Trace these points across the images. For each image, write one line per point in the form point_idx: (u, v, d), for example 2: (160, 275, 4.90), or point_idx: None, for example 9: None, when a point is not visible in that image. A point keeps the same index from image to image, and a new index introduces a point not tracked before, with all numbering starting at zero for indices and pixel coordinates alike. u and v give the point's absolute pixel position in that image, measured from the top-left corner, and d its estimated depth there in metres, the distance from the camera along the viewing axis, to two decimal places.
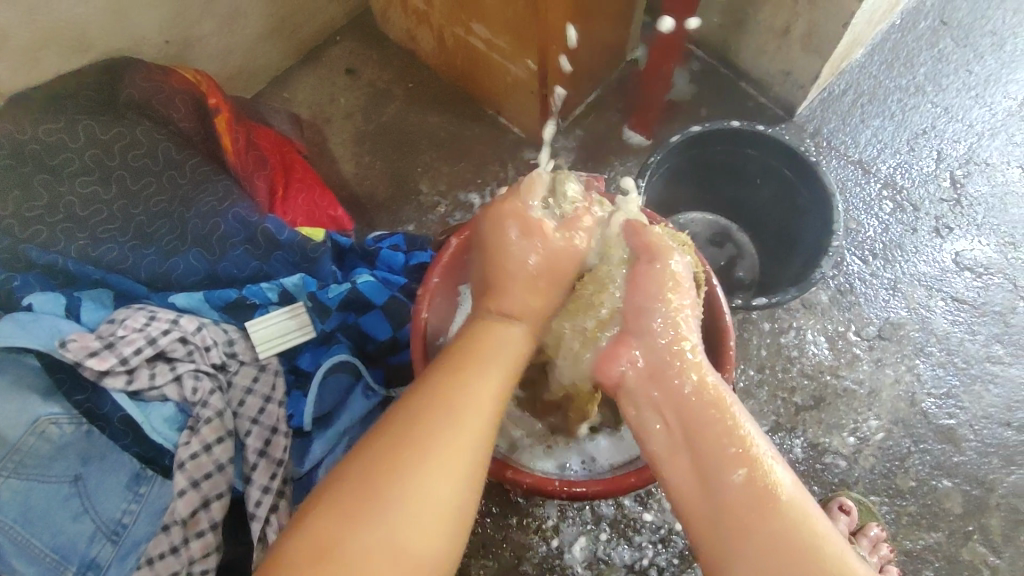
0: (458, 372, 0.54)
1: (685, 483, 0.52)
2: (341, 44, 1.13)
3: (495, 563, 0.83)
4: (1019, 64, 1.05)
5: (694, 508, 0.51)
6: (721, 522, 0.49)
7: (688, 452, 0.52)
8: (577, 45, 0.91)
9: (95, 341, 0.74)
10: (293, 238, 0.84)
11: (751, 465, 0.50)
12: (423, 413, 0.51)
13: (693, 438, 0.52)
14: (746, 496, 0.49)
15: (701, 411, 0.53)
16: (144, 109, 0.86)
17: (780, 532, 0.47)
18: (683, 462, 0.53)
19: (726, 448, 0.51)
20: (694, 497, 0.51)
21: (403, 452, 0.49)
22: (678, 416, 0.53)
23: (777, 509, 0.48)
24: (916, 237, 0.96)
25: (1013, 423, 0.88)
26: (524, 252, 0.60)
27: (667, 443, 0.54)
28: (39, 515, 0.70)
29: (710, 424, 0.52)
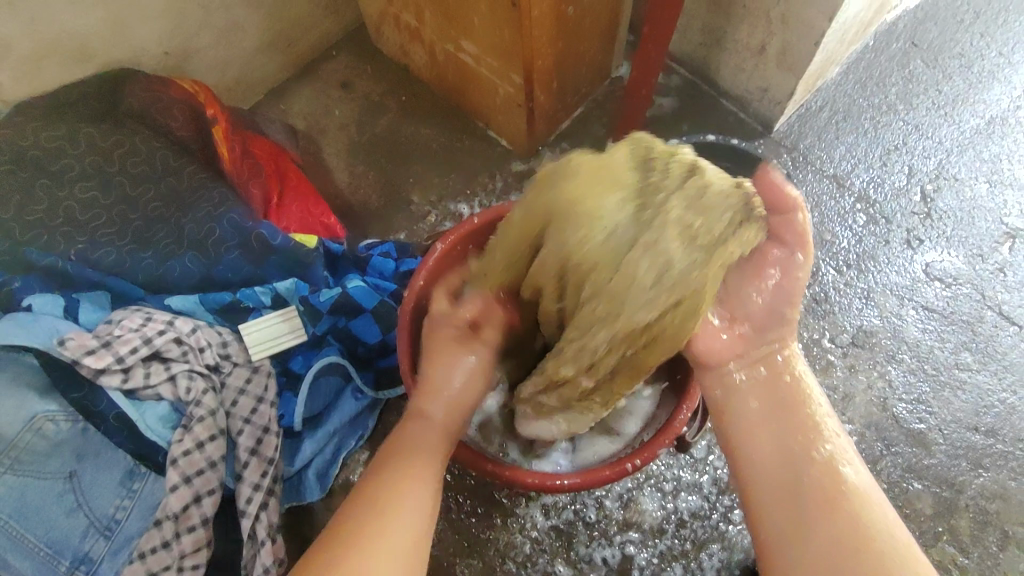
0: (404, 447, 0.58)
1: (767, 456, 0.53)
2: (337, 58, 1.17)
3: (480, 562, 0.85)
4: (986, 84, 1.10)
5: (777, 483, 0.52)
6: (805, 499, 0.50)
7: (779, 422, 0.54)
8: (559, 60, 0.94)
9: (93, 340, 0.76)
10: (286, 243, 0.87)
11: (834, 446, 0.53)
12: (386, 477, 0.55)
13: (787, 412, 0.55)
14: (828, 475, 0.51)
15: (793, 396, 0.56)
16: (144, 120, 0.90)
17: (856, 511, 0.49)
18: (768, 434, 0.54)
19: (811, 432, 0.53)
20: (776, 471, 0.52)
21: (368, 507, 0.52)
22: (768, 390, 0.56)
23: (853, 495, 0.50)
24: (889, 248, 1.00)
25: (981, 427, 0.91)
26: (430, 369, 0.63)
27: (760, 415, 0.55)
28: (33, 510, 0.73)
29: (798, 409, 0.55)
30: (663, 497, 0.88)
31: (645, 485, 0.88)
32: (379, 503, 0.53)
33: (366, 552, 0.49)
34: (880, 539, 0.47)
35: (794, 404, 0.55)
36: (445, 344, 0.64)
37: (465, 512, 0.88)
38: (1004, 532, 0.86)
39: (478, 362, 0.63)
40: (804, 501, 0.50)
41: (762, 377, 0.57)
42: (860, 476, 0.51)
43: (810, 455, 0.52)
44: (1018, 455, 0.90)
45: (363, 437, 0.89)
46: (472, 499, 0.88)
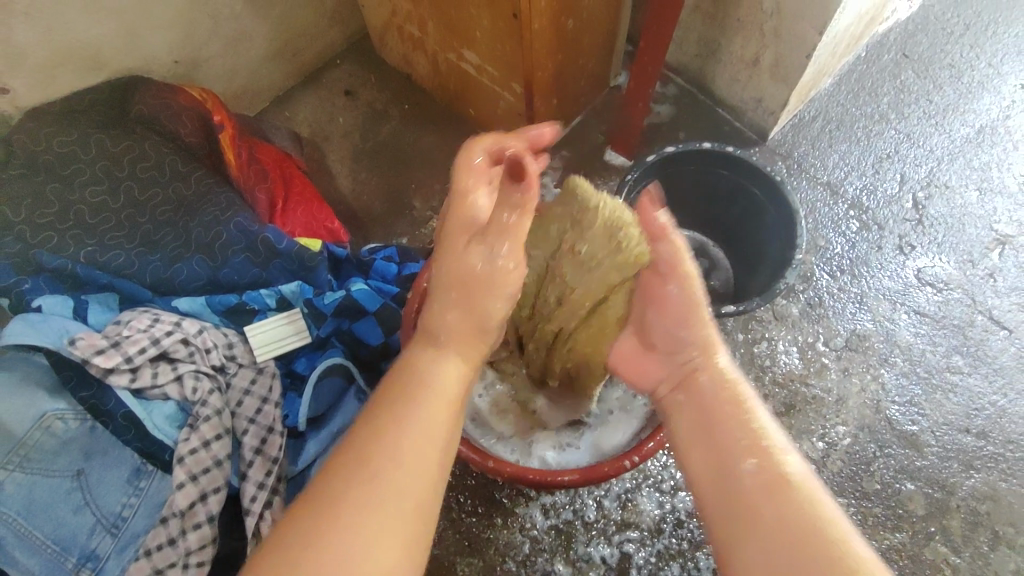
0: (404, 395, 0.49)
1: (700, 473, 0.49)
2: (341, 67, 1.20)
3: (481, 561, 0.87)
4: (975, 94, 1.13)
5: (711, 503, 0.47)
6: (736, 517, 0.45)
7: (708, 438, 0.50)
8: (559, 70, 0.96)
9: (102, 340, 0.78)
10: (292, 247, 0.89)
11: (762, 455, 0.47)
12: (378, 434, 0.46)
13: (715, 424, 0.50)
14: (758, 479, 0.45)
15: (717, 408, 0.51)
16: (153, 125, 0.91)
17: (791, 520, 0.42)
18: (698, 454, 0.50)
19: (740, 434, 0.48)
20: (707, 489, 0.48)
21: (353, 477, 0.44)
22: (694, 404, 0.53)
23: (791, 494, 0.44)
24: (881, 254, 1.02)
25: (972, 430, 0.93)
26: (446, 277, 0.56)
27: (689, 432, 0.52)
28: (41, 507, 0.74)
29: (728, 413, 0.50)
30: (661, 496, 0.89)
31: (643, 485, 0.90)
32: (366, 470, 0.44)
33: (342, 534, 0.41)
34: (816, 541, 0.41)
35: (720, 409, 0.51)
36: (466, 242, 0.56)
37: (465, 512, 0.89)
38: (995, 533, 0.88)
39: (501, 262, 0.54)
40: (734, 513, 0.45)
41: (681, 399, 0.54)
42: (801, 479, 0.45)
43: (738, 463, 0.47)
44: (1008, 456, 0.92)
45: None
46: (473, 498, 0.89)
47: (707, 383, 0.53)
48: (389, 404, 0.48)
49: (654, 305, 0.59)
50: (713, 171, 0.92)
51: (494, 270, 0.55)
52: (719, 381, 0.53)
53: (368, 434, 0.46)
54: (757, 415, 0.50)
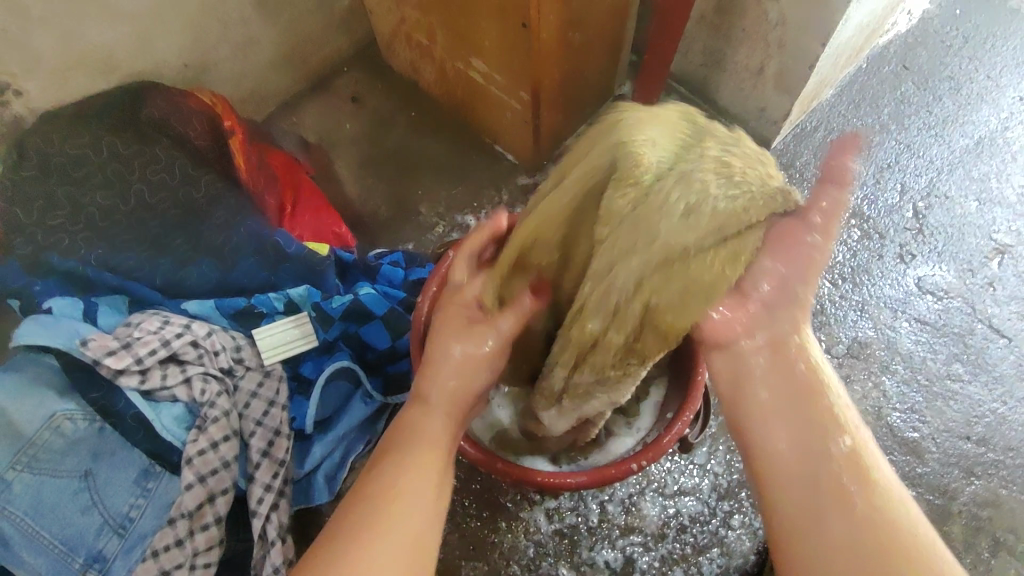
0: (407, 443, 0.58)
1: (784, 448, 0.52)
2: (348, 73, 1.21)
3: (486, 565, 0.87)
4: (974, 106, 1.14)
5: (796, 479, 0.50)
6: (825, 497, 0.49)
7: (799, 414, 0.52)
8: (566, 78, 0.97)
9: (114, 341, 0.79)
10: (301, 251, 0.90)
11: (854, 438, 0.51)
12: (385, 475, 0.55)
13: (806, 401, 0.53)
14: (850, 463, 0.50)
15: (808, 384, 0.54)
16: (164, 128, 0.92)
17: (882, 506, 0.48)
18: (787, 426, 0.52)
19: (829, 424, 0.52)
20: (794, 467, 0.51)
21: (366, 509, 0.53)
22: (780, 373, 0.54)
23: (879, 493, 0.49)
24: (882, 263, 1.03)
25: (973, 437, 0.94)
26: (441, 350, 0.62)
27: (772, 406, 0.53)
28: (49, 508, 0.74)
29: (819, 397, 0.53)
30: (664, 501, 0.90)
31: (647, 490, 0.90)
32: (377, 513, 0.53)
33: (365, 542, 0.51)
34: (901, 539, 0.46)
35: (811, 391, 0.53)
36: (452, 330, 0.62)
37: (469, 516, 0.89)
38: (996, 539, 0.89)
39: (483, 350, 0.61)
40: (825, 491, 0.49)
41: (763, 361, 0.55)
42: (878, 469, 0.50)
43: (831, 443, 0.51)
44: (1009, 464, 0.93)
45: (371, 442, 0.91)
46: (477, 502, 0.90)
47: (796, 361, 0.55)
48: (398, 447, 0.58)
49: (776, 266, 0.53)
50: None
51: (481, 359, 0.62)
52: (804, 361, 0.55)
53: (379, 477, 0.55)
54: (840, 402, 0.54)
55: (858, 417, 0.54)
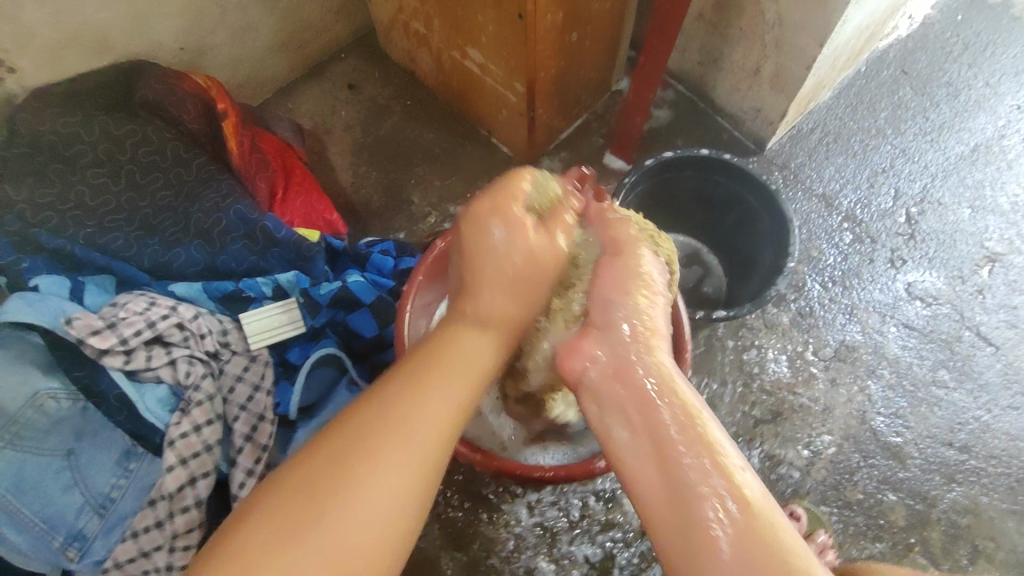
0: (417, 383, 0.53)
1: (654, 495, 0.50)
2: (345, 60, 1.21)
3: (466, 556, 0.87)
4: (971, 113, 1.14)
5: (663, 522, 0.50)
6: (695, 544, 0.47)
7: (657, 462, 0.51)
8: (562, 72, 0.97)
9: (99, 320, 0.79)
10: (290, 237, 0.89)
11: (718, 474, 0.49)
12: (378, 421, 0.50)
13: (663, 447, 0.51)
14: (704, 493, 0.48)
15: (668, 424, 0.51)
16: (158, 111, 0.93)
17: (755, 544, 0.46)
18: (653, 479, 0.51)
19: (692, 462, 0.49)
20: (664, 510, 0.50)
21: (341, 450, 0.49)
22: (642, 417, 0.53)
23: (747, 515, 0.47)
24: (873, 267, 1.03)
25: (956, 444, 0.94)
26: (514, 241, 0.58)
27: (635, 451, 0.52)
28: (30, 485, 0.75)
29: (675, 429, 0.51)
30: None
31: None
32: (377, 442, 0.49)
33: (357, 488, 0.48)
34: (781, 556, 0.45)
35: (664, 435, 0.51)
36: (476, 240, 0.60)
37: (451, 506, 0.89)
38: (975, 546, 0.89)
39: (507, 250, 0.59)
40: (688, 536, 0.48)
41: (619, 393, 0.54)
42: (757, 504, 0.48)
43: (694, 485, 0.49)
44: (990, 471, 0.93)
45: None
46: (459, 493, 0.90)
47: (663, 409, 0.52)
48: (400, 387, 0.53)
49: (620, 288, 0.59)
50: (710, 177, 0.93)
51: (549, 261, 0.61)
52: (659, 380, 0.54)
53: (366, 416, 0.51)
54: (710, 431, 0.51)
55: (733, 452, 0.51)
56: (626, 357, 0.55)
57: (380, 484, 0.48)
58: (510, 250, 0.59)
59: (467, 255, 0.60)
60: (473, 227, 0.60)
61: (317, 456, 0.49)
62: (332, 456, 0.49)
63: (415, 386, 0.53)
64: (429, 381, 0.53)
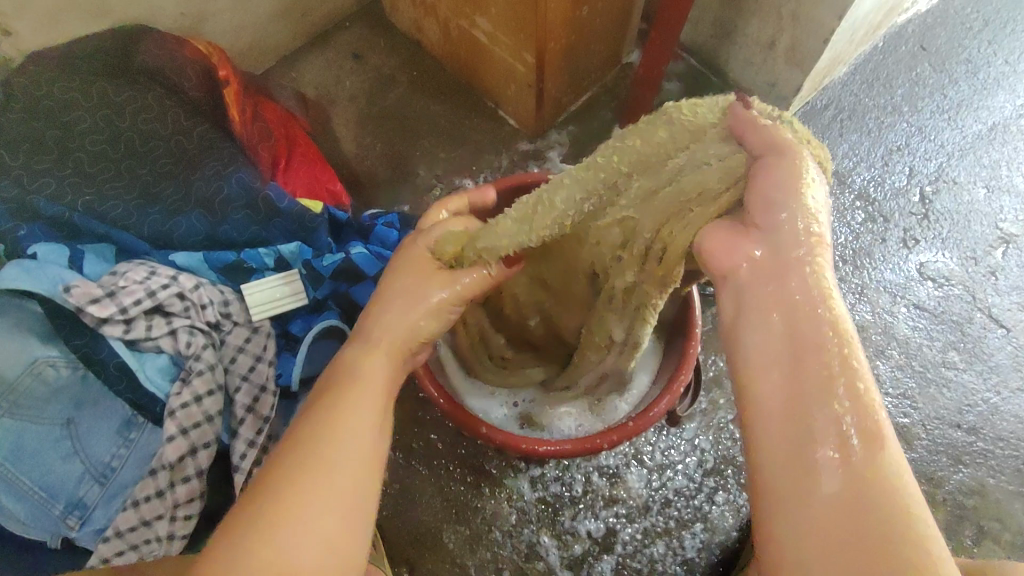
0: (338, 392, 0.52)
1: (766, 415, 0.42)
2: (350, 29, 1.18)
3: (468, 530, 0.87)
4: (990, 91, 1.11)
5: (771, 446, 0.41)
6: (795, 473, 0.39)
7: (784, 373, 0.42)
8: (572, 41, 0.94)
9: (98, 289, 0.77)
10: (293, 207, 0.87)
11: (858, 408, 0.39)
12: (309, 438, 0.48)
13: (801, 359, 0.42)
14: (839, 437, 0.39)
15: (816, 341, 0.42)
16: (157, 76, 0.90)
17: (867, 493, 0.37)
18: (769, 387, 0.42)
19: (827, 382, 0.40)
20: (778, 438, 0.41)
21: (282, 474, 0.45)
22: (792, 349, 0.42)
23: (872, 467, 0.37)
24: (885, 246, 1.01)
25: (964, 425, 0.93)
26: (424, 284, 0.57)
27: (767, 358, 0.43)
28: (29, 454, 0.74)
29: (818, 349, 0.41)
30: (648, 474, 0.90)
31: (632, 462, 0.90)
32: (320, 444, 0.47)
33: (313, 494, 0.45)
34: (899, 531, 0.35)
35: (811, 353, 0.41)
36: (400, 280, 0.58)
37: (453, 479, 0.89)
38: (980, 528, 0.89)
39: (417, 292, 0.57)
40: (798, 470, 0.39)
41: (767, 300, 0.44)
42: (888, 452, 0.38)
43: (822, 415, 0.40)
44: (997, 454, 0.92)
45: None
46: (461, 467, 0.89)
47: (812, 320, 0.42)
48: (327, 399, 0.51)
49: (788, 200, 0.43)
50: None
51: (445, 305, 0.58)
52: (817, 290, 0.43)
53: (297, 440, 0.48)
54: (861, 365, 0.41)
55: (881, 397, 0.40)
56: (786, 258, 0.44)
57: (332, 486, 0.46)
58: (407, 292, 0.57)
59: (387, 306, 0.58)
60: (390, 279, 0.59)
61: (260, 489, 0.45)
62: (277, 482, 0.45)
63: (336, 405, 0.50)
64: (346, 395, 0.51)
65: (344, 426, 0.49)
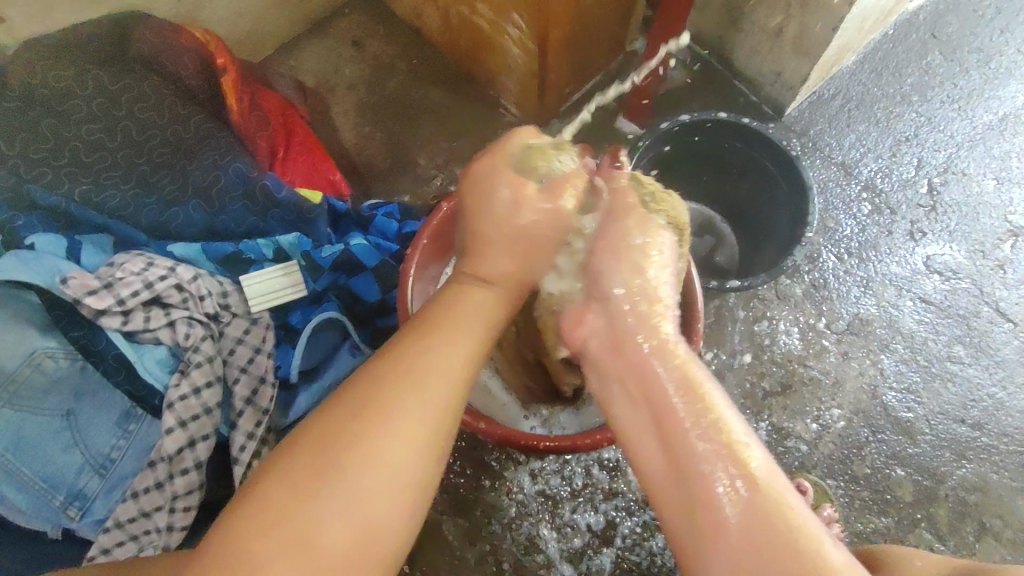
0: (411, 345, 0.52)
1: (658, 474, 0.48)
2: (350, 16, 1.16)
3: (467, 522, 0.87)
4: (1001, 81, 1.09)
5: (668, 502, 0.48)
6: (698, 519, 0.46)
7: (659, 434, 0.49)
8: (574, 28, 0.92)
9: (95, 280, 0.77)
10: (290, 197, 0.87)
11: (727, 454, 0.46)
12: (340, 424, 0.47)
13: (663, 420, 0.49)
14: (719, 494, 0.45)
15: (675, 401, 0.49)
16: (153, 64, 0.89)
17: (755, 523, 0.44)
18: (652, 446, 0.49)
19: (698, 433, 0.47)
20: (667, 487, 0.48)
21: (308, 472, 0.45)
22: (640, 386, 0.51)
23: (759, 505, 0.44)
24: (891, 239, 1.00)
25: (968, 420, 0.92)
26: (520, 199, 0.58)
27: (638, 424, 0.51)
28: (30, 445, 0.74)
29: (678, 407, 0.48)
30: None
31: None
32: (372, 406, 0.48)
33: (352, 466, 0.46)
34: (793, 552, 0.43)
35: (680, 426, 0.48)
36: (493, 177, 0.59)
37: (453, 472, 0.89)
38: (982, 523, 0.88)
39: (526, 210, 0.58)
40: (694, 517, 0.46)
41: (617, 365, 0.53)
42: (763, 477, 0.45)
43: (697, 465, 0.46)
44: (1002, 449, 0.91)
45: None
46: (461, 460, 0.89)
47: (662, 375, 0.50)
48: (399, 351, 0.51)
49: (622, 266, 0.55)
50: (726, 143, 0.90)
51: (556, 225, 0.59)
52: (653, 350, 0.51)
53: (324, 422, 0.48)
54: (718, 410, 0.48)
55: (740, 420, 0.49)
56: (624, 326, 0.53)
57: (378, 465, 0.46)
58: (514, 204, 0.58)
59: (470, 211, 0.60)
60: (483, 179, 0.60)
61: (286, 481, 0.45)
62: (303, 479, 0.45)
63: (408, 358, 0.51)
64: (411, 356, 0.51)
65: (393, 404, 0.48)
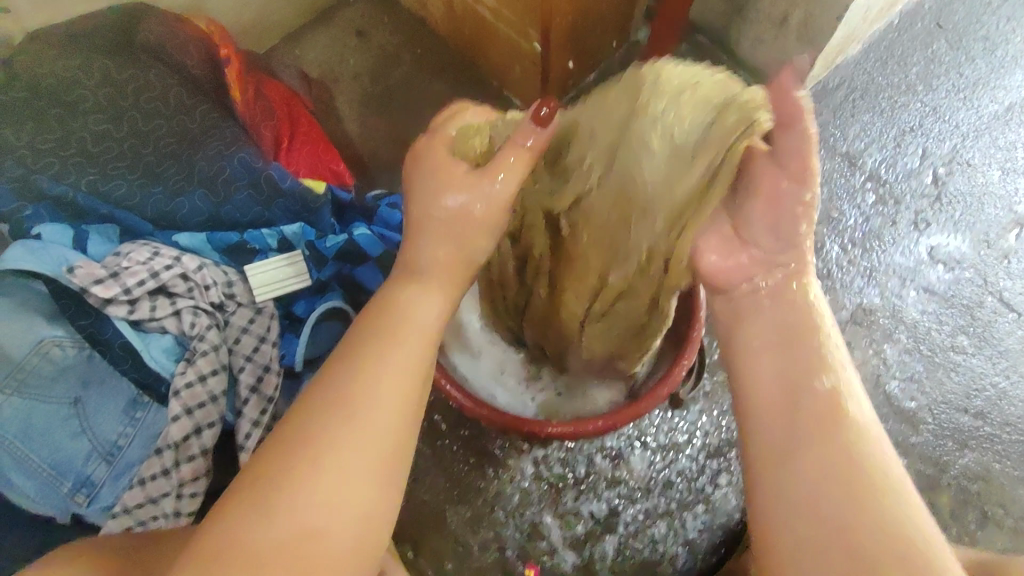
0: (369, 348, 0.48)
1: (760, 387, 0.49)
2: (352, 7, 1.16)
3: (471, 509, 0.87)
4: (1007, 70, 1.08)
5: (761, 408, 0.48)
6: (792, 425, 0.46)
7: (775, 354, 0.50)
8: (578, 18, 0.92)
9: (102, 269, 0.78)
10: (295, 187, 0.88)
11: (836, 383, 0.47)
12: (296, 443, 0.43)
13: (788, 338, 0.50)
14: (827, 407, 0.46)
15: (799, 326, 0.51)
16: (159, 54, 0.89)
17: (849, 443, 0.44)
18: (764, 361, 0.50)
19: (813, 358, 0.49)
20: (768, 399, 0.48)
21: (268, 493, 0.42)
22: (770, 317, 0.52)
23: (851, 432, 0.44)
24: (896, 229, 1.00)
25: (971, 410, 0.93)
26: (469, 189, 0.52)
27: (756, 343, 0.51)
28: (39, 432, 0.75)
29: (802, 334, 0.50)
30: (651, 456, 0.90)
31: (635, 444, 0.90)
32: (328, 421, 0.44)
33: (309, 484, 0.42)
34: (877, 478, 0.42)
35: (803, 347, 0.49)
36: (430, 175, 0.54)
37: (457, 460, 0.89)
38: (984, 512, 0.88)
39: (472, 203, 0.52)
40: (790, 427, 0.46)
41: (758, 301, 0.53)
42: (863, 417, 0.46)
43: (810, 383, 0.47)
44: (1005, 438, 0.92)
45: None
46: (465, 449, 0.90)
47: (792, 307, 0.52)
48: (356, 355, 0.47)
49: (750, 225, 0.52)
50: None
51: (497, 210, 0.52)
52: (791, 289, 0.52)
53: (284, 427, 0.45)
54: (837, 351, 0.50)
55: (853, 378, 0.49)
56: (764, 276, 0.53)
57: (342, 481, 0.42)
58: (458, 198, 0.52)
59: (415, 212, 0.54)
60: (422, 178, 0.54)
61: (252, 475, 0.43)
62: (263, 474, 0.43)
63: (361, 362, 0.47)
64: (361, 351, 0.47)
65: (361, 401, 0.45)
